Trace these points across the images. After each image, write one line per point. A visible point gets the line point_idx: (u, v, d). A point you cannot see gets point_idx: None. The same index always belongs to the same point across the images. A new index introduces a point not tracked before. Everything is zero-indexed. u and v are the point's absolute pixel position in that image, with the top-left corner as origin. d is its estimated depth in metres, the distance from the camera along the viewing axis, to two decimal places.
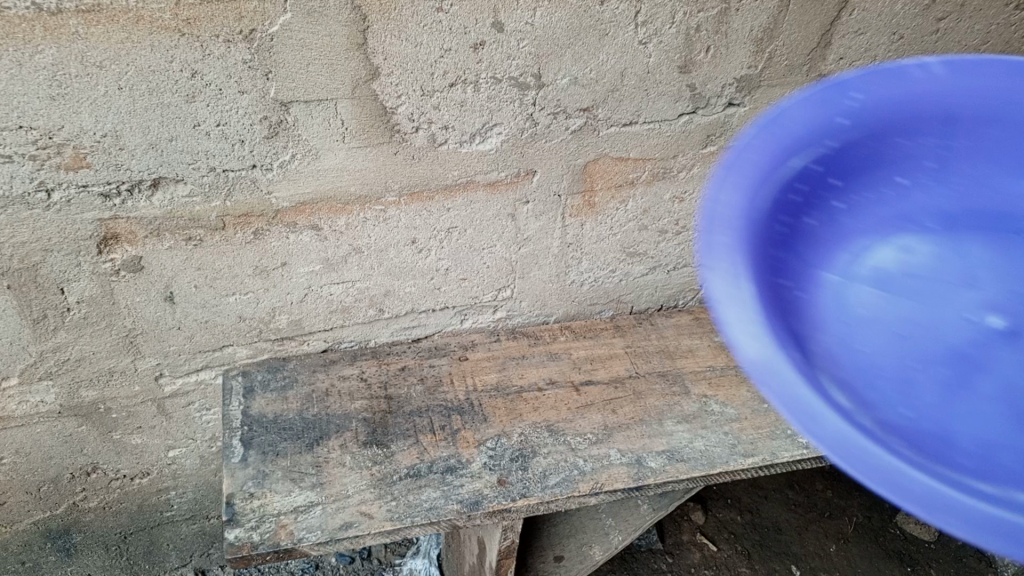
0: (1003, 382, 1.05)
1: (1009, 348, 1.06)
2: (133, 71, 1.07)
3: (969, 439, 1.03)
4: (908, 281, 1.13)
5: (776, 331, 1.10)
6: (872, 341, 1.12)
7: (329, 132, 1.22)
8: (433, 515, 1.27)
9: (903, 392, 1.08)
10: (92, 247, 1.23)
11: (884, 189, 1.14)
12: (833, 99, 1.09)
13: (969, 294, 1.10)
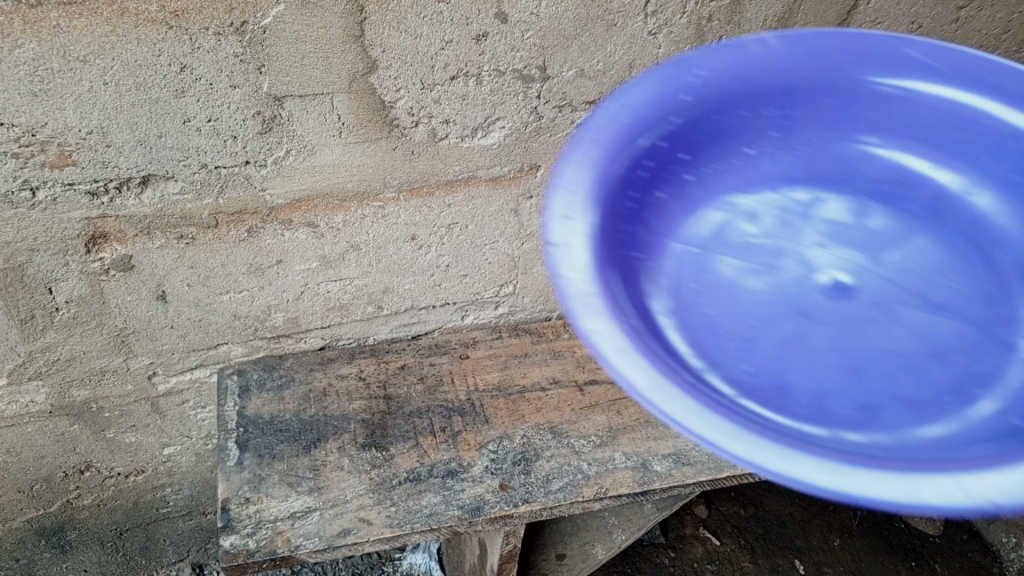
0: (841, 338, 1.01)
1: (832, 301, 1.04)
2: (119, 66, 1.02)
3: (812, 392, 0.96)
4: (744, 246, 1.09)
5: (614, 299, 0.96)
6: (713, 305, 1.04)
7: (325, 126, 1.18)
8: (433, 521, 1.24)
9: (743, 351, 1.00)
10: (80, 246, 1.19)
11: (726, 165, 1.11)
12: (680, 78, 1.05)
13: (796, 254, 1.08)
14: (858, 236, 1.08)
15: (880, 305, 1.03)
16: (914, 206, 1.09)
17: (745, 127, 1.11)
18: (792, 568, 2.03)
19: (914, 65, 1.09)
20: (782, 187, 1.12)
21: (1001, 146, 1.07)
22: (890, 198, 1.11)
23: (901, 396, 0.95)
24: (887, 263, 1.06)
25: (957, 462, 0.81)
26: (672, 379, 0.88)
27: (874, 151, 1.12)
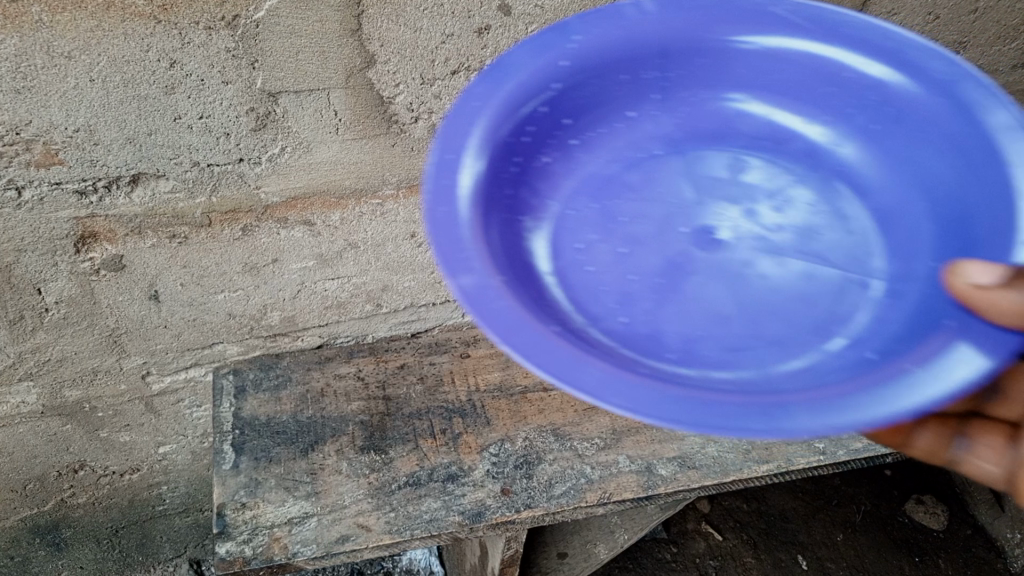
0: (700, 271, 0.87)
1: (699, 241, 0.89)
2: (105, 62, 0.98)
3: (679, 337, 0.82)
4: (607, 210, 0.92)
5: (493, 257, 0.79)
6: (595, 255, 0.88)
7: (321, 123, 1.13)
8: (433, 527, 1.22)
9: (621, 302, 0.85)
10: (69, 246, 1.16)
11: (607, 129, 0.95)
12: (555, 45, 0.91)
13: (668, 206, 0.92)
14: (727, 190, 0.93)
15: (747, 241, 0.89)
16: (793, 167, 0.94)
17: (618, 86, 0.93)
18: (794, 564, 2.01)
19: (762, 18, 0.93)
20: (661, 153, 0.95)
21: (865, 99, 0.92)
22: (760, 161, 0.95)
23: (768, 342, 0.81)
24: (752, 211, 0.91)
25: (816, 396, 0.70)
26: (526, 333, 0.73)
27: (725, 111, 0.96)
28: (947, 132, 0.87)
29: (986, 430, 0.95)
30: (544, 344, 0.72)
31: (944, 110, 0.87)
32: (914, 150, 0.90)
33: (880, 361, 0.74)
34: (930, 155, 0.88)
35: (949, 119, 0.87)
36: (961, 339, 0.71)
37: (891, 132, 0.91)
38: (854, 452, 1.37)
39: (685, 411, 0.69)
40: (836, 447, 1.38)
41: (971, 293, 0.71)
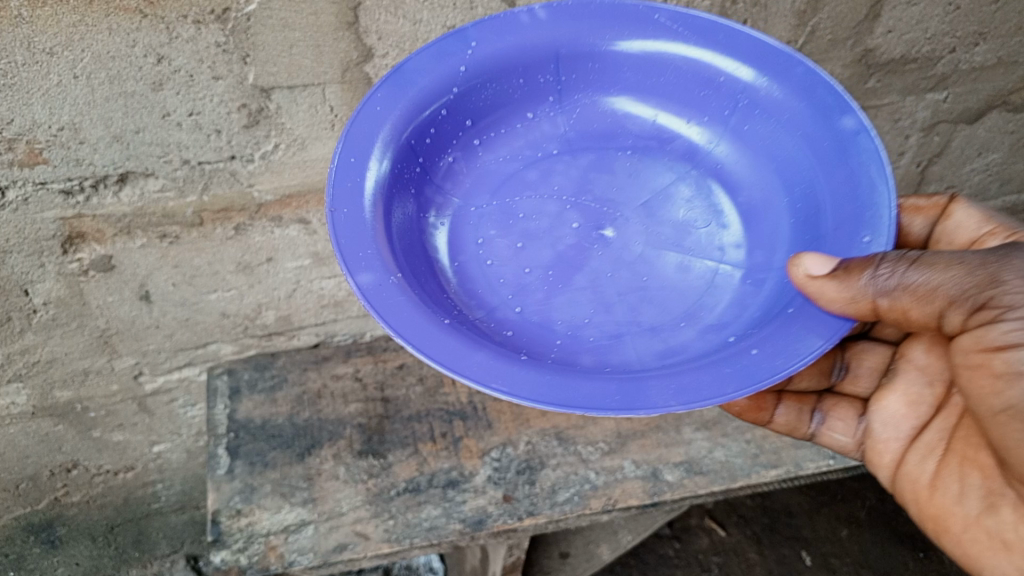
0: (586, 257, 0.89)
1: (587, 229, 0.91)
2: (90, 58, 0.93)
3: (565, 323, 0.83)
4: (506, 205, 0.93)
5: (393, 253, 0.81)
6: (498, 244, 0.90)
7: (316, 119, 1.08)
8: (433, 536, 1.19)
9: (514, 292, 0.86)
10: (56, 247, 1.11)
11: (508, 129, 0.97)
12: (453, 52, 0.92)
13: (558, 199, 0.94)
14: (614, 186, 0.95)
15: (626, 230, 0.91)
16: (672, 167, 0.97)
17: (511, 89, 0.95)
18: (799, 560, 1.98)
19: (640, 24, 0.95)
20: (556, 152, 0.97)
21: (736, 101, 0.95)
22: (640, 161, 0.97)
23: (647, 327, 0.83)
24: (635, 207, 0.94)
25: (673, 378, 0.73)
26: (415, 325, 0.75)
27: (606, 113, 0.98)
28: (808, 132, 0.89)
29: (838, 405, 1.10)
30: (432, 334, 0.74)
31: (802, 114, 0.90)
32: (777, 146, 0.92)
33: (740, 344, 0.77)
34: (792, 150, 0.91)
35: (811, 121, 0.90)
36: (806, 325, 0.76)
37: (758, 133, 0.94)
38: None
39: (555, 393, 0.71)
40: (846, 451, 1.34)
41: (805, 282, 0.78)
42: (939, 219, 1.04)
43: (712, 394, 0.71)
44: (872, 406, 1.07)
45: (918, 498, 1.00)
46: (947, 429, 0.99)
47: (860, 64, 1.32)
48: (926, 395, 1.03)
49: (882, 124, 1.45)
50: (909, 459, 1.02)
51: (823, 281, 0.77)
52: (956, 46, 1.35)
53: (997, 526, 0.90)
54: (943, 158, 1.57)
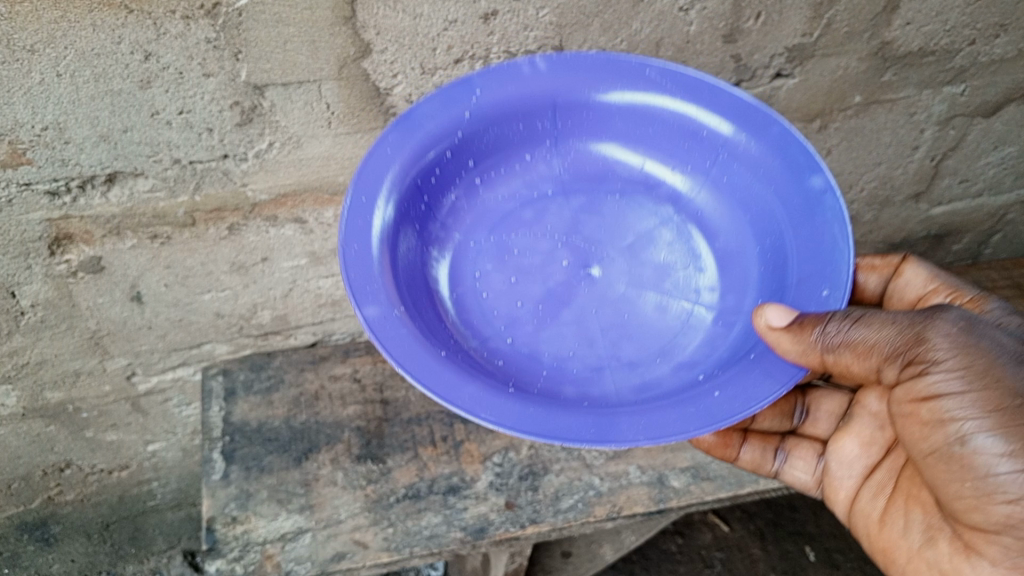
0: (572, 293, 0.93)
1: (574, 268, 0.95)
2: (73, 55, 0.89)
3: (552, 356, 0.88)
4: (502, 243, 0.96)
5: (397, 286, 0.85)
6: (493, 277, 0.94)
7: (311, 117, 1.04)
8: (434, 544, 1.16)
9: (506, 324, 0.90)
10: (43, 248, 1.07)
11: (507, 170, 0.99)
12: (459, 99, 0.94)
13: (549, 240, 0.97)
14: (601, 229, 0.98)
15: (610, 268, 0.95)
16: (654, 213, 0.99)
17: (508, 134, 0.97)
18: (802, 555, 1.95)
19: (633, 78, 0.96)
20: (551, 193, 1.00)
21: (718, 155, 0.96)
22: (626, 206, 0.99)
23: (628, 363, 0.88)
24: (622, 249, 0.97)
25: (644, 414, 0.79)
26: (413, 356, 0.80)
27: (594, 158, 1.00)
28: (781, 189, 0.93)
29: (799, 445, 1.12)
30: (428, 365, 0.79)
31: (779, 172, 0.93)
32: (753, 198, 0.95)
33: (706, 384, 0.82)
34: (767, 203, 0.94)
35: (785, 180, 0.92)
36: (767, 373, 0.81)
37: (735, 183, 0.96)
38: None
39: (535, 425, 0.76)
40: None
41: (766, 331, 0.82)
42: (893, 276, 1.07)
43: (677, 433, 0.77)
44: (830, 446, 1.09)
45: (870, 533, 1.02)
46: (896, 468, 1.01)
47: (876, 58, 1.27)
48: (877, 437, 1.05)
49: (898, 118, 1.39)
50: (862, 495, 1.04)
51: (783, 333, 0.81)
52: (976, 38, 1.30)
53: (935, 558, 0.93)
54: (957, 152, 1.51)
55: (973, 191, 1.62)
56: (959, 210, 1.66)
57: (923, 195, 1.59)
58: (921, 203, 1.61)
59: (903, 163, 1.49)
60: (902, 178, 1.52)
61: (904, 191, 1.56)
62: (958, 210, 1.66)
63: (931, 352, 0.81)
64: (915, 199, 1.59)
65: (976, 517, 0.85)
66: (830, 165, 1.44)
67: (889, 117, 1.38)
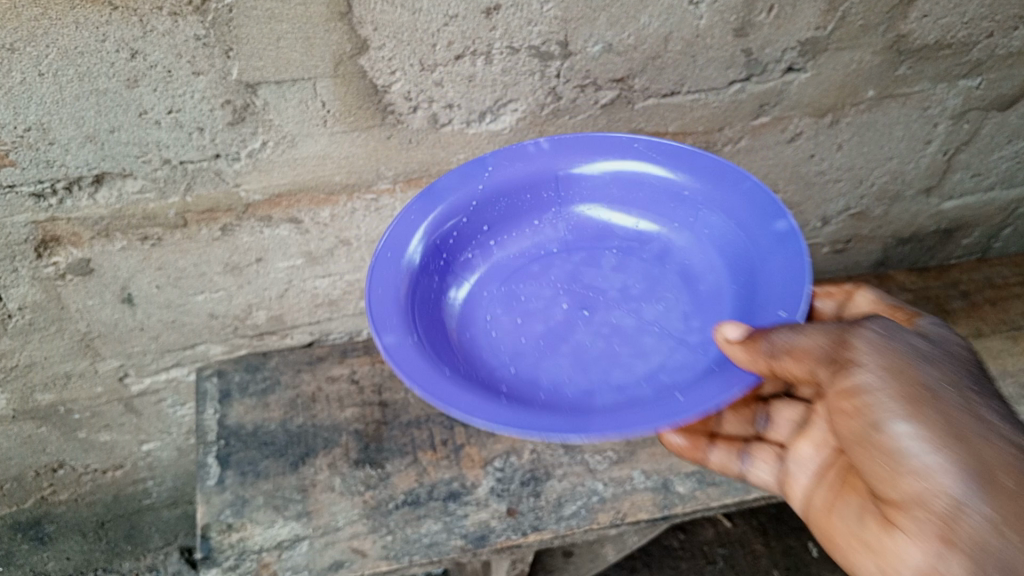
0: (572, 331, 0.92)
1: (574, 310, 0.95)
2: (55, 54, 0.86)
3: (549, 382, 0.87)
4: (510, 293, 0.97)
5: (408, 314, 0.87)
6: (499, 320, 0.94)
7: (306, 115, 1.00)
8: (433, 553, 1.12)
9: (510, 356, 0.90)
10: (29, 251, 1.04)
11: (517, 233, 1.02)
12: (473, 173, 1.00)
13: (555, 289, 0.98)
14: (606, 281, 0.98)
15: (611, 310, 0.95)
16: (650, 267, 0.99)
17: (514, 200, 1.01)
18: (805, 551, 1.93)
19: (622, 150, 1.02)
20: (556, 252, 1.02)
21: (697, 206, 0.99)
22: (622, 262, 1.00)
23: (622, 386, 0.86)
24: (625, 297, 0.96)
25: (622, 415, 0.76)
26: (413, 370, 0.80)
27: (592, 221, 1.03)
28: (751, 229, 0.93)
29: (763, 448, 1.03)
30: (428, 381, 0.79)
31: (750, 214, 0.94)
32: (729, 238, 0.96)
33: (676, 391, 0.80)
34: (739, 240, 0.94)
35: (757, 221, 0.93)
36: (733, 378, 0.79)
37: (717, 235, 0.97)
38: None
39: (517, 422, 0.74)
40: None
41: (723, 343, 0.81)
42: (847, 300, 1.03)
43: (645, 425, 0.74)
44: (789, 452, 1.00)
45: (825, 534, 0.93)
46: (846, 467, 0.93)
47: (891, 51, 1.22)
48: (830, 438, 0.96)
49: (911, 112, 1.35)
50: (816, 498, 0.95)
51: (739, 345, 0.80)
52: (994, 30, 1.25)
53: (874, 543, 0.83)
54: (971, 146, 1.46)
55: (985, 184, 1.57)
56: (971, 205, 1.61)
57: (934, 189, 1.54)
58: (932, 198, 1.56)
59: (915, 157, 1.45)
60: (915, 172, 1.48)
61: (916, 185, 1.51)
62: (969, 204, 1.61)
63: (853, 353, 0.79)
64: (927, 194, 1.55)
65: (891, 492, 0.79)
66: (839, 160, 1.39)
67: (903, 111, 1.34)
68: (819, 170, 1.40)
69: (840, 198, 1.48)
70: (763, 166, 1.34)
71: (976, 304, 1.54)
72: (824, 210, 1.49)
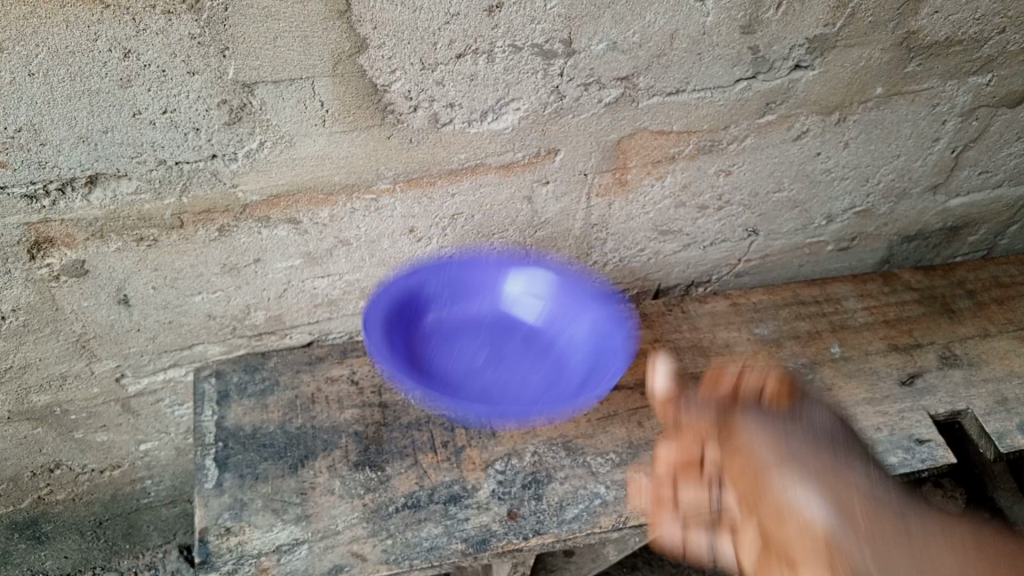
0: (482, 371, 1.21)
1: (484, 358, 1.22)
2: (46, 53, 0.84)
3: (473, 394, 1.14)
4: (448, 341, 1.22)
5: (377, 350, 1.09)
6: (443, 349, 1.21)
7: (305, 115, 0.98)
8: (434, 557, 1.10)
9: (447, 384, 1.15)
10: (22, 252, 1.02)
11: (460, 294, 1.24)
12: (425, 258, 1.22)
13: (478, 360, 1.22)
14: (517, 348, 1.24)
15: (496, 369, 1.21)
16: (542, 359, 1.23)
17: (472, 284, 1.25)
18: None
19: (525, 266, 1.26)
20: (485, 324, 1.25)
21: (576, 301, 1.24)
22: (529, 342, 1.24)
23: (508, 397, 1.17)
24: (522, 372, 1.21)
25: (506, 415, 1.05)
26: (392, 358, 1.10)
27: (512, 313, 1.26)
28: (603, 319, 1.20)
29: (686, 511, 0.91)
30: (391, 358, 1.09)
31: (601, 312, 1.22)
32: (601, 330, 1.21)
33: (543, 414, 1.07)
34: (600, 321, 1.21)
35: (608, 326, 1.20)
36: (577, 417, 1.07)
37: (591, 335, 1.23)
38: (888, 468, 1.23)
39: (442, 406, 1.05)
40: None
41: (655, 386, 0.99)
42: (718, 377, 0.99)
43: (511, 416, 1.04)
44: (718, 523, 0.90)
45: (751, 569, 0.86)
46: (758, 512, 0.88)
47: (900, 48, 1.20)
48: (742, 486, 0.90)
49: (919, 110, 1.33)
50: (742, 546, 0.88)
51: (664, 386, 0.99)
52: (1006, 26, 1.23)
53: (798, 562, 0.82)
54: (979, 143, 1.45)
55: (993, 182, 1.56)
56: (978, 203, 1.60)
57: (941, 187, 1.52)
58: (938, 195, 1.54)
59: (923, 155, 1.43)
60: (922, 170, 1.46)
61: (922, 183, 1.49)
62: (976, 202, 1.59)
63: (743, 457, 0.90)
64: (933, 192, 1.53)
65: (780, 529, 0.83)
66: (845, 158, 1.37)
67: (911, 109, 1.32)
68: (825, 168, 1.38)
69: (846, 196, 1.46)
70: (768, 164, 1.32)
71: (983, 303, 1.52)
72: (830, 208, 1.47)
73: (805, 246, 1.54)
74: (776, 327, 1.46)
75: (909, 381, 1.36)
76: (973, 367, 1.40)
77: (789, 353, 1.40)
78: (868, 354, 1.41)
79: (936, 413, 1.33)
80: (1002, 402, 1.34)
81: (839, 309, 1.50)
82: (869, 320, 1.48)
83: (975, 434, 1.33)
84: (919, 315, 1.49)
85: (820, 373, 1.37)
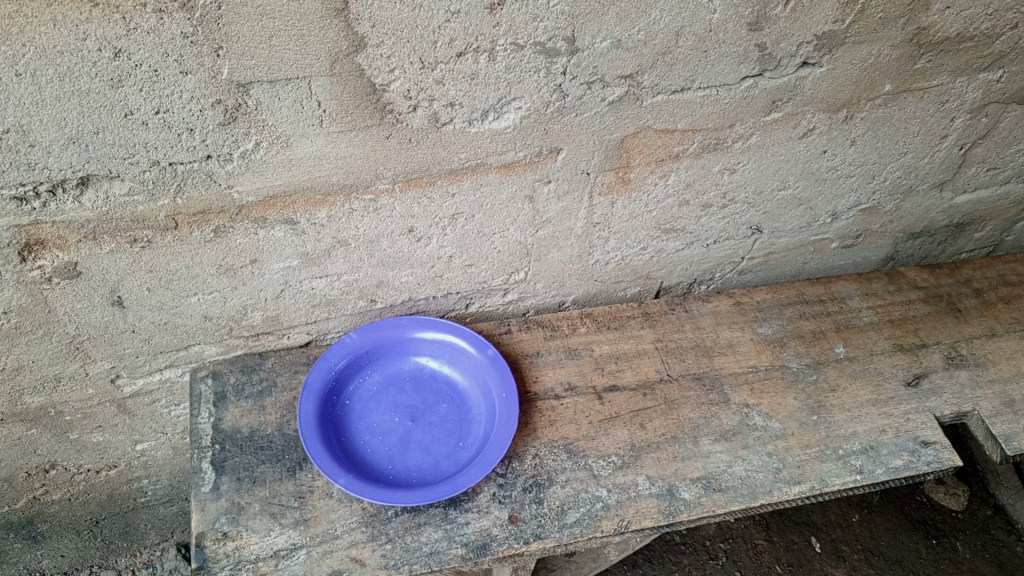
0: (412, 434, 1.21)
1: (405, 422, 1.22)
2: (32, 53, 0.81)
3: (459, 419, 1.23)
4: (409, 445, 1.19)
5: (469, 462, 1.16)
6: (361, 440, 1.19)
7: (302, 116, 0.96)
8: (434, 562, 1.08)
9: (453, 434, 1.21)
10: (13, 255, 1.00)
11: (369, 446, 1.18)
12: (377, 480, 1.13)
13: (399, 428, 1.22)
14: (410, 401, 1.25)
15: (431, 430, 1.22)
16: (430, 394, 1.26)
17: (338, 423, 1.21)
18: (808, 547, 1.91)
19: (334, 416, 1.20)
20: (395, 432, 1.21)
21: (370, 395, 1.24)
22: (421, 387, 1.26)
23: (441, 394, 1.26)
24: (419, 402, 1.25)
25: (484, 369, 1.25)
26: (367, 493, 1.08)
27: (392, 372, 1.27)
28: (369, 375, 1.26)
29: None
30: (385, 496, 1.08)
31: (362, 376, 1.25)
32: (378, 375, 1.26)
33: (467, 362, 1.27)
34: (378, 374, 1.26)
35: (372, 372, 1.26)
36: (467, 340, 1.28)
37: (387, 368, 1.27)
38: (894, 471, 1.22)
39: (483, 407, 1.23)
40: (874, 465, 1.22)
41: None
42: None
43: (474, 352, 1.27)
44: None
45: None
46: None
47: (910, 44, 1.17)
48: None
49: (928, 107, 1.31)
50: None
51: None
52: (1019, 22, 1.20)
53: None
54: (988, 140, 1.42)
55: (1001, 178, 1.53)
56: (984, 200, 1.57)
57: (948, 184, 1.50)
58: (945, 192, 1.52)
59: (930, 152, 1.41)
60: (929, 167, 1.44)
61: (929, 180, 1.47)
62: (983, 199, 1.57)
63: None
64: (939, 189, 1.51)
65: None
66: (852, 156, 1.35)
67: (920, 106, 1.30)
68: (831, 165, 1.35)
69: (852, 193, 1.43)
70: (773, 162, 1.30)
71: (988, 303, 1.51)
72: (834, 206, 1.45)
73: (810, 244, 1.52)
74: (780, 327, 1.44)
75: (914, 382, 1.35)
76: (979, 367, 1.38)
77: (793, 354, 1.39)
78: (873, 354, 1.39)
79: (942, 414, 1.31)
80: (1008, 404, 1.33)
81: (843, 308, 1.48)
82: (874, 320, 1.46)
83: (981, 435, 1.32)
84: (924, 315, 1.47)
85: (824, 374, 1.35)
